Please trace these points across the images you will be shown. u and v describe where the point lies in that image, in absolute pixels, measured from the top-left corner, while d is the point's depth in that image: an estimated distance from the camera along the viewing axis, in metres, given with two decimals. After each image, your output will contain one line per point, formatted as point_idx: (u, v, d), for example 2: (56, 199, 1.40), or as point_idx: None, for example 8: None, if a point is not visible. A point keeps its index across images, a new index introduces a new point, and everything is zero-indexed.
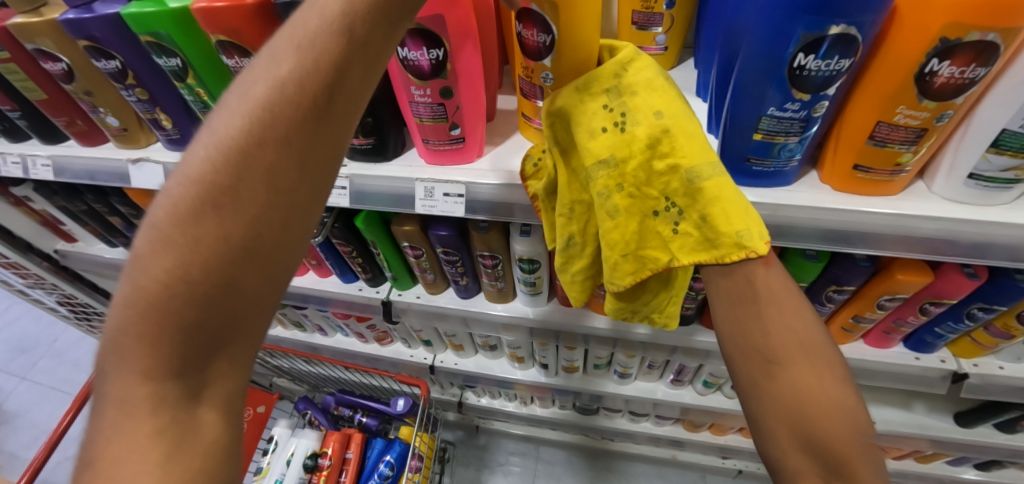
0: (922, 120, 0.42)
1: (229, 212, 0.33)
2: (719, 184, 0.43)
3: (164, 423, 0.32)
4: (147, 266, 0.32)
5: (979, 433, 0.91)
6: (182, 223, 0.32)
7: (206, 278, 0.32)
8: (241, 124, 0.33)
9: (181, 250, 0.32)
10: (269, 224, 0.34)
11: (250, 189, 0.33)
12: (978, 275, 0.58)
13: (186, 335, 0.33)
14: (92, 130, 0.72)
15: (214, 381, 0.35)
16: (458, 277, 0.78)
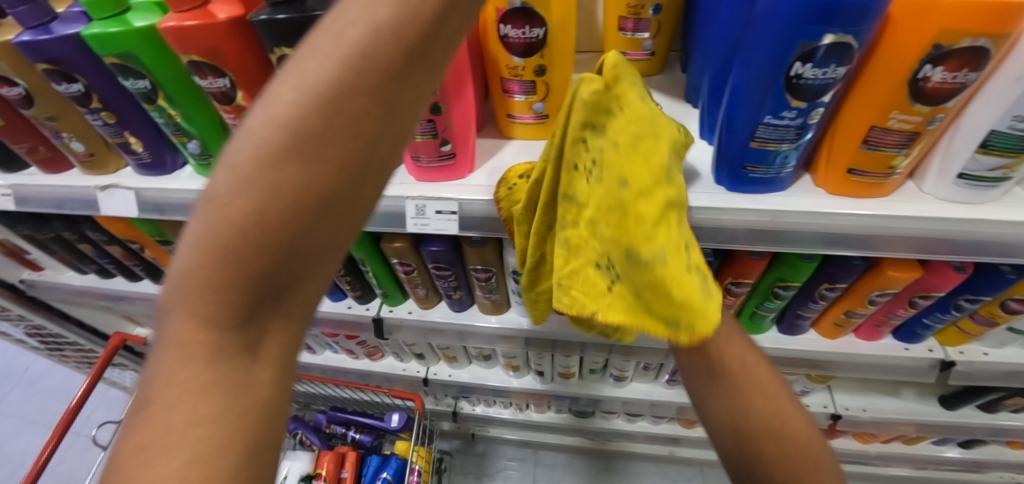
0: (915, 124, 0.43)
1: (316, 159, 0.24)
2: (667, 276, 0.39)
3: (219, 382, 0.26)
4: (222, 189, 0.25)
5: (963, 415, 0.95)
6: (263, 142, 0.24)
7: (282, 226, 0.25)
8: (349, 34, 0.24)
9: (260, 172, 0.24)
10: (360, 159, 0.26)
11: (348, 125, 0.25)
12: (965, 268, 0.59)
13: (254, 287, 0.26)
14: (56, 156, 0.68)
15: (272, 341, 0.28)
16: (451, 291, 0.77)
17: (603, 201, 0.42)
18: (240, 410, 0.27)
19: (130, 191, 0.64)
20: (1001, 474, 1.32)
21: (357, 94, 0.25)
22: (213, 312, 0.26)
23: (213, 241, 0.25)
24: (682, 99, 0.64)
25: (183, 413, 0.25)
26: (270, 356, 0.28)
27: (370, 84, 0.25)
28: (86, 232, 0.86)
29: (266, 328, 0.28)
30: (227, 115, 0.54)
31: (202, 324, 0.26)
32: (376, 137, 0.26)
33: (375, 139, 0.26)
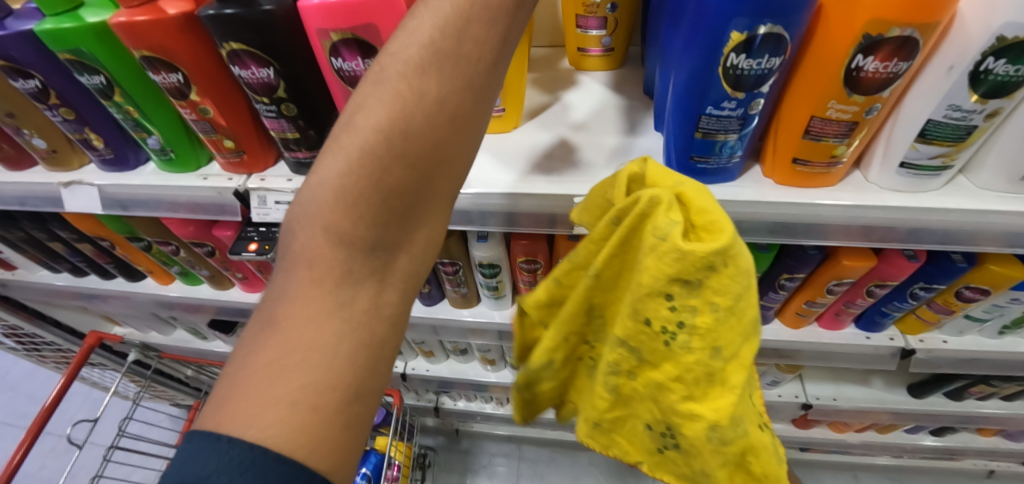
0: (852, 114, 0.44)
1: (443, 89, 0.32)
2: (751, 446, 0.41)
3: (341, 291, 0.32)
4: (360, 121, 0.32)
5: (931, 403, 0.96)
6: (398, 85, 0.32)
7: (411, 153, 0.32)
8: (457, 1, 0.32)
9: (391, 107, 0.32)
10: (463, 101, 0.33)
11: (465, 81, 0.33)
12: (917, 257, 0.60)
13: (382, 205, 0.32)
14: (20, 153, 0.68)
15: (391, 262, 0.34)
16: (420, 285, 0.77)
17: (694, 368, 0.40)
18: (359, 347, 0.32)
19: (93, 188, 0.64)
20: (974, 461, 1.34)
21: (468, 46, 0.33)
22: (352, 231, 0.32)
23: (360, 159, 0.32)
24: (640, 93, 0.64)
25: (300, 359, 0.30)
26: (389, 276, 0.34)
27: (478, 44, 0.33)
28: (56, 231, 0.85)
29: (389, 254, 0.34)
30: (184, 111, 0.53)
31: (336, 244, 0.32)
32: (480, 83, 0.34)
33: (473, 87, 0.33)
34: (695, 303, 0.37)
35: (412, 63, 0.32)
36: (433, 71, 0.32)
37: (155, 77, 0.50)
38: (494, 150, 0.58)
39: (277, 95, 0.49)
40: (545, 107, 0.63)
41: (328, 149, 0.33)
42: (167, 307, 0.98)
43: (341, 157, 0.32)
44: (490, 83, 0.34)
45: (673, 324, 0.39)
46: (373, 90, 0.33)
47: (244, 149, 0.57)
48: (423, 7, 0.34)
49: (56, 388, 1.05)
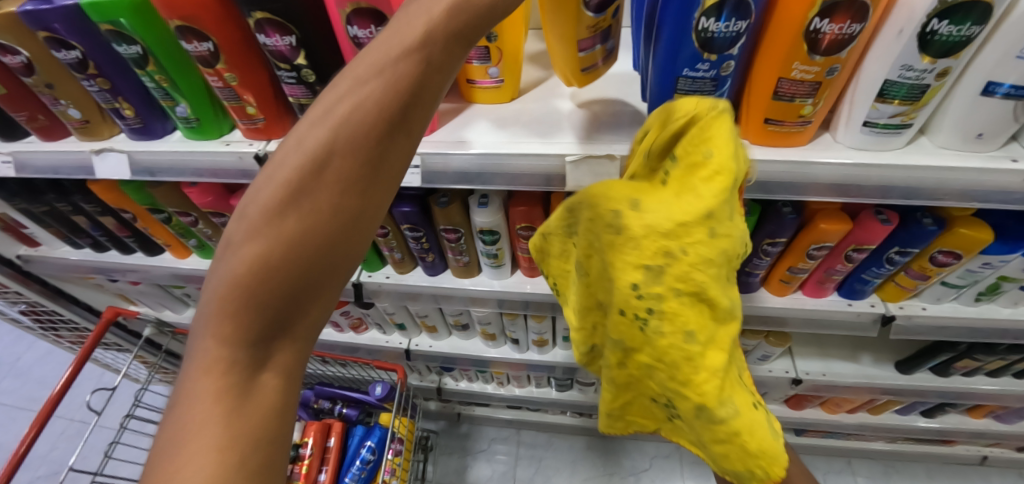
0: (815, 74, 0.49)
1: (338, 170, 0.32)
2: (741, 428, 0.45)
3: (228, 384, 0.31)
4: (251, 218, 0.32)
5: (918, 378, 0.99)
6: (288, 174, 0.31)
7: (300, 250, 0.31)
8: (359, 83, 0.32)
9: (283, 200, 0.31)
10: (360, 187, 0.32)
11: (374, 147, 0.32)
12: (891, 220, 0.64)
13: (271, 297, 0.32)
14: (54, 124, 0.74)
15: (281, 351, 0.33)
16: (424, 253, 0.81)
17: (688, 346, 0.45)
18: (253, 434, 0.31)
19: (122, 154, 0.69)
20: (966, 447, 1.36)
21: (366, 121, 0.31)
22: (245, 321, 0.32)
23: (252, 250, 0.31)
24: (628, 70, 0.69)
25: (183, 453, 0.30)
26: (278, 364, 0.33)
27: (377, 121, 0.32)
28: (80, 204, 0.90)
29: (278, 343, 0.33)
30: (212, 79, 0.58)
31: (225, 336, 0.32)
32: (380, 160, 0.32)
33: (367, 170, 0.32)
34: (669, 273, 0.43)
35: (314, 137, 0.31)
36: (336, 139, 0.31)
37: (188, 46, 0.54)
38: (493, 117, 0.62)
39: (296, 63, 0.54)
40: (540, 82, 0.68)
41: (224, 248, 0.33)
42: (182, 281, 1.03)
43: (231, 259, 0.32)
44: (395, 163, 0.33)
45: (664, 294, 0.44)
46: (265, 183, 0.32)
47: (265, 116, 0.62)
48: (330, 87, 0.33)
49: (69, 368, 1.12)
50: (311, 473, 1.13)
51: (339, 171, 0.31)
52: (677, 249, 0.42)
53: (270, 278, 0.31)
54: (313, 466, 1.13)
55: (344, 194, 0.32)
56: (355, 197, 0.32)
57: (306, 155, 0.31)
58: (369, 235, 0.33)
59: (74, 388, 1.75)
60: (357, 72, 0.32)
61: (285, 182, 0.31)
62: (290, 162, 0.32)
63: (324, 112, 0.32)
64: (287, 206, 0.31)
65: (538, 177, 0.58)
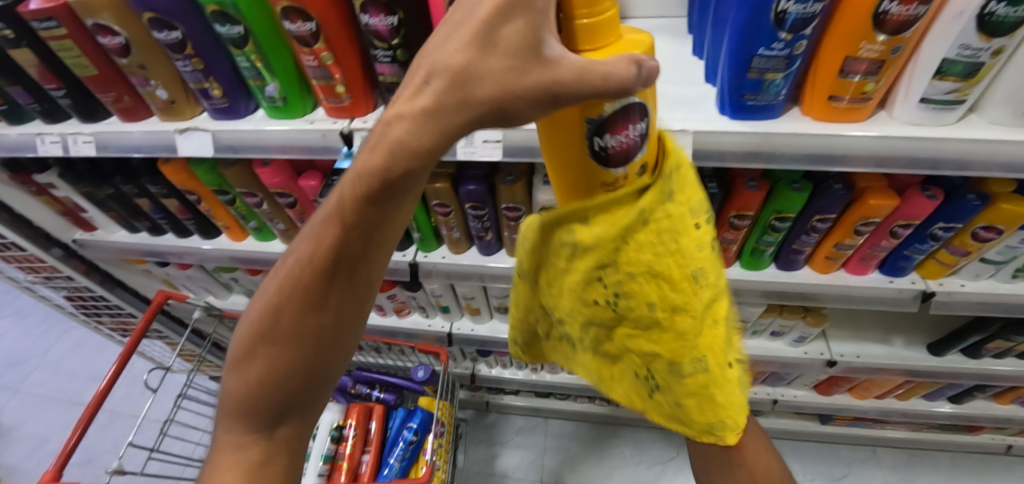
0: (880, 52, 0.53)
1: (298, 311, 0.44)
2: (713, 383, 0.42)
3: (252, 453, 0.46)
4: (244, 338, 0.47)
5: (949, 360, 1.02)
6: (267, 311, 0.45)
7: (278, 364, 0.45)
8: (304, 245, 0.43)
9: (263, 330, 0.45)
10: (313, 319, 0.44)
11: (345, 282, 0.44)
12: (936, 196, 0.68)
13: (264, 393, 0.46)
14: (137, 105, 0.77)
15: (282, 426, 0.48)
16: (483, 232, 0.85)
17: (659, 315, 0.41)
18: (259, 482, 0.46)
19: (206, 133, 0.73)
20: (991, 435, 1.38)
21: (307, 275, 0.43)
22: (254, 406, 0.46)
23: (259, 363, 0.46)
24: (688, 55, 0.73)
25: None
26: (280, 433, 0.48)
27: (316, 275, 0.43)
28: (146, 186, 0.93)
29: (275, 422, 0.47)
30: (308, 58, 0.62)
31: (234, 417, 0.47)
32: (324, 302, 0.44)
33: (317, 308, 0.44)
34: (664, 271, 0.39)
35: (284, 274, 0.45)
36: (298, 273, 0.44)
37: (290, 27, 0.59)
38: None
39: (393, 42, 0.57)
40: None
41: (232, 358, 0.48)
42: (236, 263, 1.06)
43: (237, 366, 0.47)
44: (338, 301, 0.44)
45: (632, 277, 0.40)
46: (252, 313, 0.47)
47: (352, 94, 0.66)
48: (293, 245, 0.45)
49: (119, 358, 1.11)
50: (355, 453, 1.15)
51: (312, 301, 0.44)
52: (653, 243, 0.38)
53: (284, 378, 0.46)
54: (357, 447, 1.16)
55: (323, 325, 0.45)
56: (331, 318, 0.45)
57: (292, 294, 0.44)
58: (326, 350, 0.46)
59: None
60: (304, 240, 0.44)
61: (282, 312, 0.45)
62: (282, 295, 0.45)
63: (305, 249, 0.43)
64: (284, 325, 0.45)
65: None
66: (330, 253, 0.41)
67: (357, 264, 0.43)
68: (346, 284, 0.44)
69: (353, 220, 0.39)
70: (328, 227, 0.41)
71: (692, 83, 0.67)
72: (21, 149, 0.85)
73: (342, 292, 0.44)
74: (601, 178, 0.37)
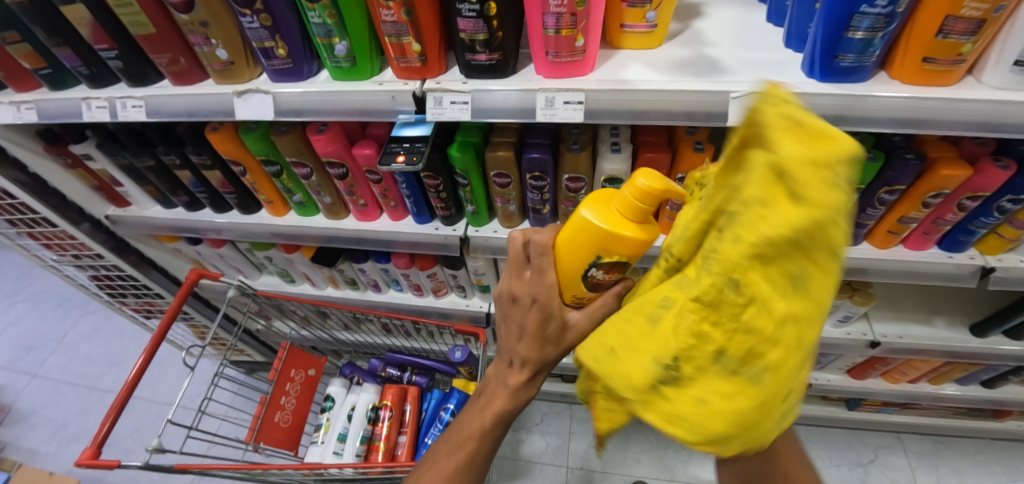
0: (983, 12, 0.52)
1: (497, 424, 0.62)
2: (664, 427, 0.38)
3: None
4: (455, 439, 0.63)
5: (992, 342, 1.02)
6: (467, 417, 0.64)
7: (481, 452, 0.62)
8: (505, 389, 0.61)
9: (472, 436, 0.62)
10: (503, 425, 0.63)
11: (494, 438, 0.63)
12: (1008, 166, 0.68)
13: (468, 470, 0.62)
14: (192, 68, 0.75)
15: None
16: (540, 205, 0.84)
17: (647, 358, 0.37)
18: None
19: (267, 96, 0.71)
20: (1018, 422, 1.39)
21: (501, 405, 0.61)
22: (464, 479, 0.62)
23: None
24: (762, 22, 0.73)
25: None
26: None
27: (508, 403, 0.61)
28: (189, 155, 0.91)
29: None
30: (386, 13, 0.60)
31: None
32: (507, 418, 0.63)
33: (504, 418, 0.62)
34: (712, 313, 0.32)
35: (485, 403, 0.63)
36: (495, 403, 0.62)
37: None
38: (645, 61, 0.66)
39: None
40: (680, 32, 0.71)
41: (440, 447, 0.64)
42: (276, 239, 1.04)
43: (450, 457, 0.62)
44: (515, 413, 0.63)
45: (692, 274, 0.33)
46: (457, 425, 0.65)
47: (427, 55, 0.65)
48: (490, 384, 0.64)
49: (149, 341, 1.05)
50: (391, 435, 1.13)
51: (506, 415, 0.62)
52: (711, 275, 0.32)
53: (476, 455, 0.62)
54: (394, 428, 1.14)
55: (479, 464, 0.63)
56: (482, 464, 0.63)
57: (461, 456, 0.61)
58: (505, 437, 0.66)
59: (122, 364, 1.79)
60: (499, 386, 0.62)
61: (442, 466, 0.61)
62: (442, 453, 0.63)
63: (466, 426, 0.63)
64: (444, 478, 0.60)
65: (699, 112, 0.60)
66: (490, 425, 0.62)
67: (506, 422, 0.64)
68: (494, 438, 0.63)
69: (513, 408, 0.62)
70: (518, 376, 0.60)
71: (771, 48, 0.67)
72: (64, 116, 0.83)
73: (519, 409, 0.63)
74: (575, 287, 0.57)
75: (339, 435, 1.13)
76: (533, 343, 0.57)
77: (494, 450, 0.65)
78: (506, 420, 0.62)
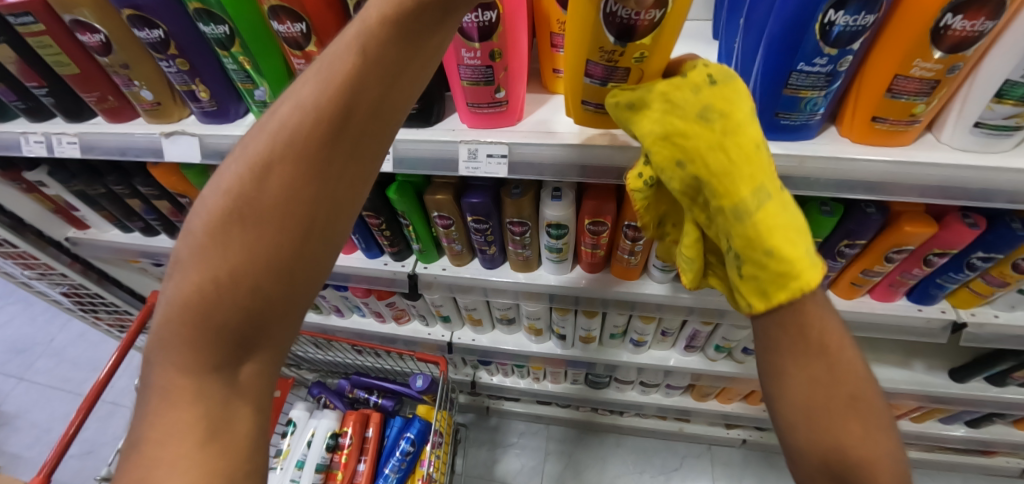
0: (935, 72, 0.47)
1: (274, 198, 0.39)
2: (756, 236, 0.47)
3: (204, 400, 0.38)
4: (197, 246, 0.39)
5: (973, 387, 0.97)
6: (209, 238, 0.38)
7: (253, 267, 0.38)
8: (276, 130, 0.39)
9: (228, 230, 0.38)
10: (288, 219, 0.39)
11: (277, 228, 0.39)
12: (978, 224, 0.63)
13: (233, 313, 0.39)
14: (123, 105, 0.73)
15: (248, 361, 0.40)
16: (486, 246, 0.81)
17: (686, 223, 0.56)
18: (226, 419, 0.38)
19: (194, 138, 0.68)
20: (1007, 459, 1.33)
21: (281, 167, 0.38)
22: (220, 313, 0.38)
23: (191, 320, 0.38)
24: (714, 63, 0.68)
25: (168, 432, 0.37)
26: (245, 366, 0.40)
27: (290, 156, 0.38)
28: (138, 186, 0.90)
29: (241, 348, 0.40)
30: (297, 62, 0.58)
31: (189, 333, 0.38)
32: (305, 204, 0.39)
33: (282, 200, 0.39)
34: (711, 143, 0.49)
35: (246, 161, 0.39)
36: (271, 148, 0.38)
37: (279, 28, 0.54)
38: None
39: None
40: None
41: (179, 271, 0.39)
42: None
43: (196, 280, 0.38)
44: (320, 201, 0.40)
45: (697, 137, 0.49)
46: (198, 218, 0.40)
47: None
48: (248, 137, 0.40)
49: (116, 351, 1.03)
50: (350, 463, 1.13)
51: (298, 178, 0.39)
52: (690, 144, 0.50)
53: (242, 267, 0.38)
54: (353, 455, 1.14)
55: (267, 248, 0.39)
56: (254, 278, 0.39)
57: (186, 295, 0.38)
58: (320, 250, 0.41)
59: None
60: (269, 125, 0.39)
61: (185, 290, 0.38)
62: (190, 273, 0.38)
63: (216, 212, 0.39)
64: (189, 304, 0.38)
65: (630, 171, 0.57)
66: (268, 167, 0.39)
67: (318, 167, 0.39)
68: (264, 232, 0.39)
69: (286, 163, 0.38)
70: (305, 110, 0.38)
71: None
72: (5, 147, 0.81)
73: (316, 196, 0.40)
74: (600, 41, 0.49)
75: (297, 461, 1.11)
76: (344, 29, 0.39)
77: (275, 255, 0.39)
78: (293, 207, 0.39)
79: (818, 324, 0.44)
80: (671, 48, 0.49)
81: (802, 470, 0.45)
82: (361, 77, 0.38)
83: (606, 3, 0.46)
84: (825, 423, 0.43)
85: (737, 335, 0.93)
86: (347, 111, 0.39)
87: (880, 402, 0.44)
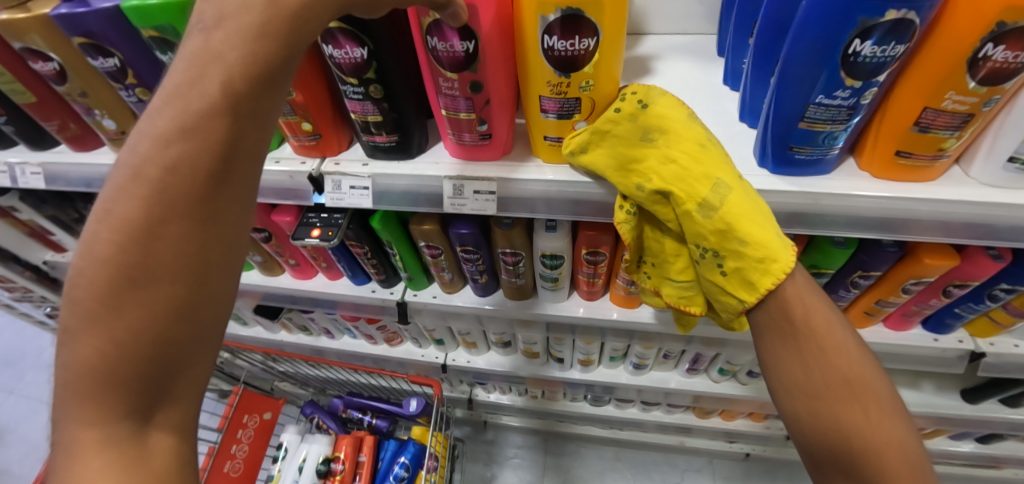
0: (969, 106, 0.42)
1: (175, 214, 0.32)
2: (733, 226, 0.45)
3: (110, 464, 0.31)
4: (82, 290, 0.31)
5: (984, 409, 0.93)
6: (101, 286, 0.31)
7: (155, 304, 0.32)
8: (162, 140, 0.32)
9: (118, 261, 0.31)
10: (193, 233, 0.33)
11: (177, 252, 0.32)
12: (1002, 256, 0.58)
13: (137, 361, 0.32)
14: (86, 133, 0.68)
15: (166, 404, 0.33)
16: (478, 275, 0.76)
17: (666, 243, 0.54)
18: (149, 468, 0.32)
19: None
20: (1014, 471, 1.30)
21: (177, 180, 0.32)
22: (120, 364, 0.31)
23: (88, 386, 0.31)
24: (719, 83, 0.63)
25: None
26: (164, 410, 0.33)
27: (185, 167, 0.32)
28: None
29: (154, 395, 0.33)
30: None
31: (86, 392, 0.31)
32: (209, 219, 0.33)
33: (178, 214, 0.32)
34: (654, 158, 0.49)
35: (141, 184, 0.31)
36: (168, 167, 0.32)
37: None
38: None
39: (366, 77, 0.48)
40: None
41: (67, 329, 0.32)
42: None
43: (88, 335, 0.31)
44: (227, 212, 0.34)
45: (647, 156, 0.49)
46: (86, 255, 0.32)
47: (320, 132, 0.57)
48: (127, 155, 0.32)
49: None
50: None
51: (186, 189, 0.32)
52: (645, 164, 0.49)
53: (140, 308, 0.31)
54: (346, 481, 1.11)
55: (173, 295, 0.32)
56: (155, 319, 0.32)
57: (78, 351, 0.31)
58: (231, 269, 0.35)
59: None
60: (154, 136, 0.32)
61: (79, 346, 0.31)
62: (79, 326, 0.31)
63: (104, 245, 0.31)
64: (82, 360, 0.31)
65: None
66: (162, 205, 0.32)
67: (214, 197, 0.33)
68: (164, 258, 0.32)
69: (173, 177, 0.32)
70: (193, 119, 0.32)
71: (722, 122, 0.58)
72: None
73: (218, 210, 0.33)
74: (545, 75, 0.46)
75: None
76: (193, 30, 0.33)
77: (179, 287, 0.32)
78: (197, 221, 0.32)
79: (807, 313, 0.45)
80: (616, 73, 0.47)
81: (815, 456, 0.46)
82: (246, 86, 0.33)
83: (543, 37, 0.43)
84: (816, 404, 0.44)
85: (742, 359, 0.90)
86: (238, 125, 0.33)
87: (881, 381, 0.43)
